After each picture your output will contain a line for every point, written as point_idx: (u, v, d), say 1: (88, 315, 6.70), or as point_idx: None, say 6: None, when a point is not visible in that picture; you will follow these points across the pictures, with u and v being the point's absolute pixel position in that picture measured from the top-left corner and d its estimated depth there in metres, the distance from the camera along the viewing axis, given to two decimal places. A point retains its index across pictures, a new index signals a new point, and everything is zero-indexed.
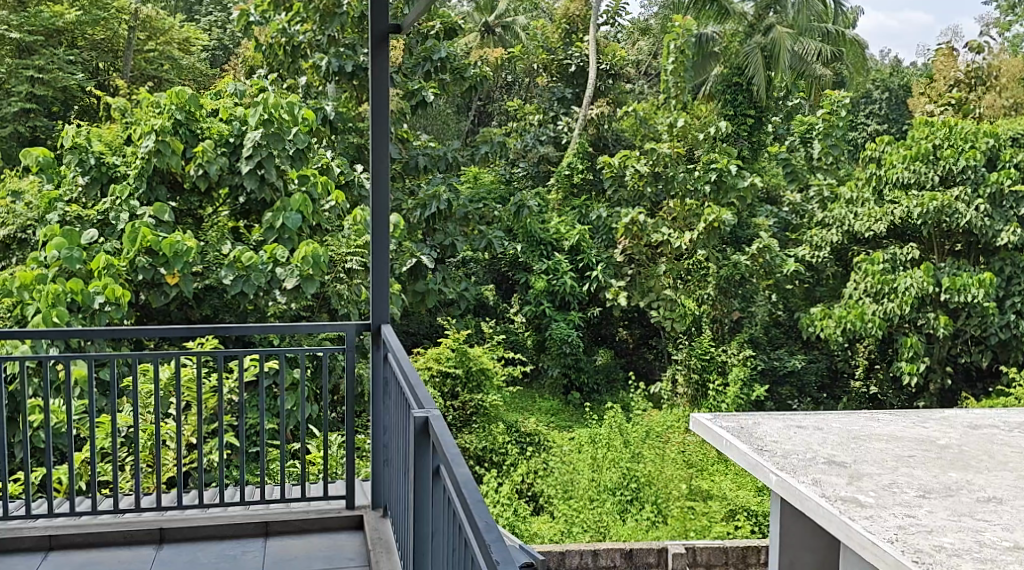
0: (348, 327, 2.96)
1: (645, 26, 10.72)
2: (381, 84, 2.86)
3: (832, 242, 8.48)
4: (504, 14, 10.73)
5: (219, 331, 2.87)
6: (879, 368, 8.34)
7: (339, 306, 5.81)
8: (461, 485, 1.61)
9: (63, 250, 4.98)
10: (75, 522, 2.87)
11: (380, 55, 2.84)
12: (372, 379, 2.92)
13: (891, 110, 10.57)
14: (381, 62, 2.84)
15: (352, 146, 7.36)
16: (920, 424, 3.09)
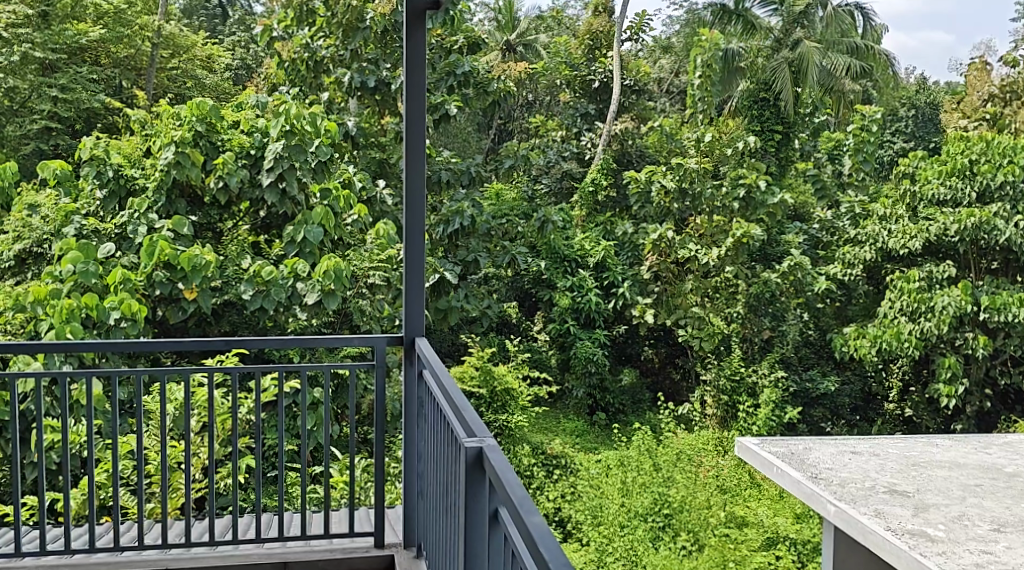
0: (378, 338, 2.80)
1: (668, 44, 10.18)
2: (417, 64, 2.74)
3: (865, 260, 8.22)
4: (525, 33, 10.53)
5: (237, 346, 2.71)
6: (914, 391, 8.13)
7: (361, 322, 5.63)
8: (536, 541, 1.53)
9: (78, 264, 4.84)
10: (68, 561, 2.69)
11: (415, 32, 2.73)
12: (405, 398, 2.78)
13: (917, 128, 9.74)
14: (416, 39, 2.74)
15: (374, 162, 7.25)
16: (983, 450, 2.92)
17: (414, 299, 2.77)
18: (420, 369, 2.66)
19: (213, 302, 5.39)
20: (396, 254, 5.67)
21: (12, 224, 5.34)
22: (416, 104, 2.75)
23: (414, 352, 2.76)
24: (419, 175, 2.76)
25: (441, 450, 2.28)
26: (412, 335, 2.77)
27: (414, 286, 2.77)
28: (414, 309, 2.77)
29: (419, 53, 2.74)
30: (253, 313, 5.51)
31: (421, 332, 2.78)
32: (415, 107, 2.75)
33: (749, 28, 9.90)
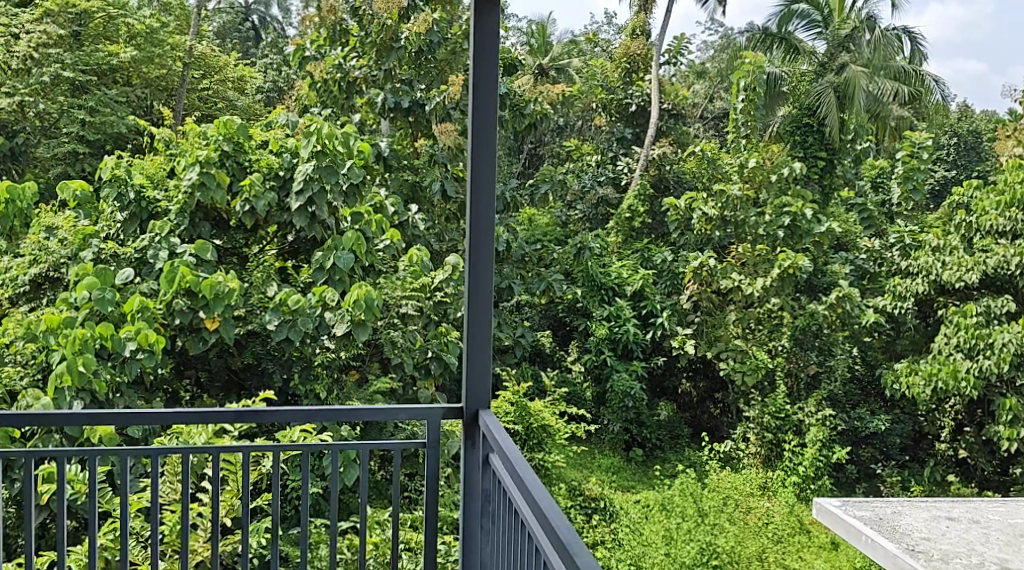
0: (431, 412, 2.69)
1: (703, 70, 9.22)
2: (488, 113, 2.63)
3: (917, 292, 7.91)
4: (558, 57, 9.10)
5: (249, 418, 2.59)
6: (968, 430, 7.77)
7: (392, 354, 5.32)
8: None
9: (95, 291, 4.67)
10: None
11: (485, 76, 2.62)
12: (463, 481, 2.70)
13: (960, 156, 8.65)
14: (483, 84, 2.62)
15: (406, 185, 6.77)
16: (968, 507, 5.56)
17: (476, 368, 2.66)
18: (487, 453, 2.58)
19: (237, 332, 5.16)
20: (430, 282, 5.40)
21: (28, 247, 5.10)
22: (485, 154, 2.63)
23: (475, 428, 2.66)
24: (487, 229, 2.65)
25: (528, 555, 2.22)
26: (475, 407, 2.67)
27: (477, 352, 2.65)
28: (477, 378, 2.66)
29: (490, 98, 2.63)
30: (278, 344, 5.27)
31: (483, 404, 2.67)
32: (483, 158, 2.63)
33: (792, 52, 9.55)
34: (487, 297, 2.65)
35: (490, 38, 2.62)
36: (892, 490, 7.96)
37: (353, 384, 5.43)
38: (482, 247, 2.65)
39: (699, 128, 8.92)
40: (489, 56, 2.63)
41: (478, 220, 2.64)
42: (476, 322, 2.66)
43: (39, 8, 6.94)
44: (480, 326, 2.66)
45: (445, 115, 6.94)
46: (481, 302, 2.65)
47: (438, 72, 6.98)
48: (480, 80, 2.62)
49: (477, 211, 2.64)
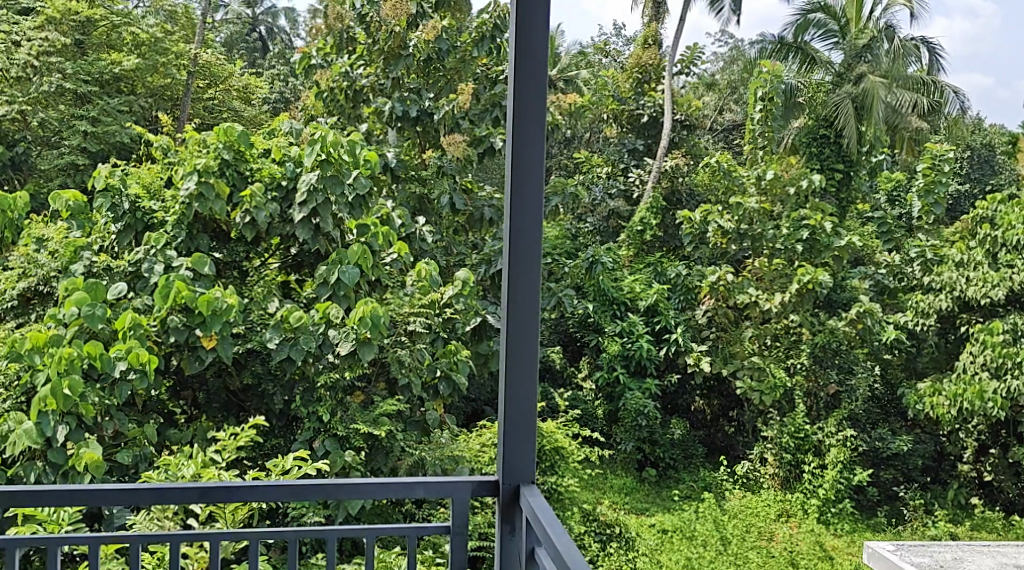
0: (461, 487, 2.52)
1: (712, 82, 8.90)
2: (534, 169, 2.47)
3: (941, 309, 7.52)
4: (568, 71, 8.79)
5: (215, 497, 2.43)
6: (992, 452, 7.22)
7: (399, 375, 5.06)
8: None
9: (84, 306, 4.45)
10: None
11: (529, 127, 2.46)
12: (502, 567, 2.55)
13: (974, 169, 7.86)
14: (527, 136, 2.45)
15: (414, 197, 6.67)
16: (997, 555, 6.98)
17: (518, 439, 2.49)
18: (531, 547, 2.44)
19: (236, 350, 4.97)
20: (439, 298, 5.21)
21: (17, 260, 4.92)
22: (527, 208, 2.46)
23: (515, 508, 2.51)
24: (532, 286, 2.48)
25: None
26: (516, 482, 2.51)
27: (518, 420, 2.48)
28: (520, 450, 2.50)
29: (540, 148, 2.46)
30: (278, 362, 5.03)
31: (527, 479, 2.50)
32: (529, 214, 2.47)
33: (807, 63, 8.78)
34: (531, 360, 2.49)
35: (535, 86, 2.46)
36: (914, 514, 7.58)
37: (358, 406, 5.13)
38: (523, 304, 2.48)
39: (709, 140, 8.53)
40: (534, 106, 2.47)
41: (518, 270, 2.46)
42: (518, 384, 2.49)
43: (41, 15, 6.78)
44: (522, 392, 2.48)
45: (454, 125, 6.73)
46: (525, 364, 2.48)
47: (447, 80, 6.77)
48: (522, 130, 2.46)
49: (516, 270, 2.47)
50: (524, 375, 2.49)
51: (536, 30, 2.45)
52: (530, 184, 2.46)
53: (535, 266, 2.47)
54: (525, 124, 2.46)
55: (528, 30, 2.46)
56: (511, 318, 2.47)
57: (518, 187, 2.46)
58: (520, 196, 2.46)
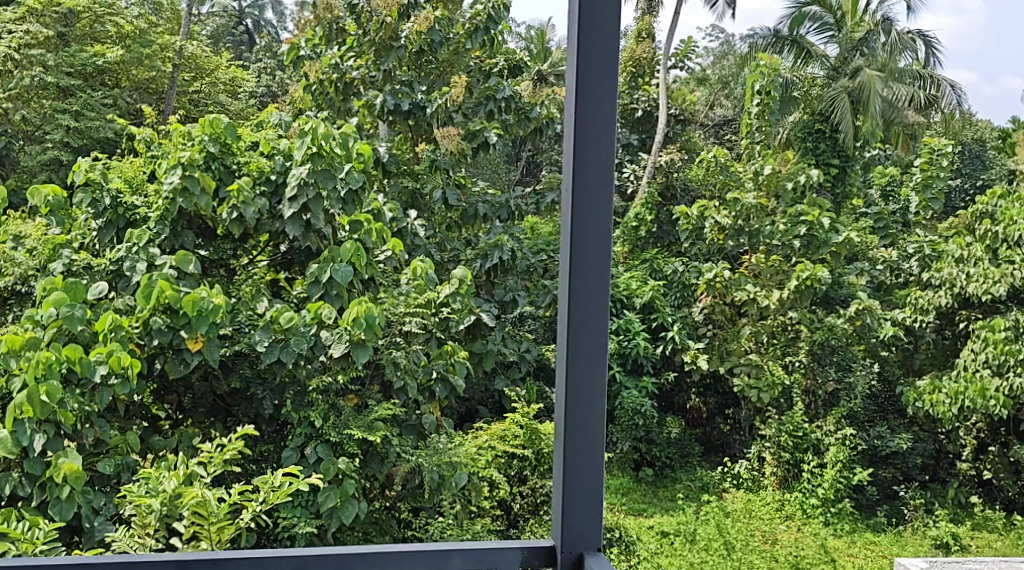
0: (511, 554, 2.58)
1: (706, 76, 8.14)
2: (597, 245, 2.58)
3: (941, 305, 7.36)
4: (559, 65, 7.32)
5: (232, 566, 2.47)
6: (991, 451, 7.23)
7: (395, 378, 4.91)
8: None
9: (62, 308, 4.29)
10: None
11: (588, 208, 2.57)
12: None
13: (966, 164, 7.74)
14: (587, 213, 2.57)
15: (407, 192, 6.47)
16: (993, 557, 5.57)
17: (580, 506, 2.59)
18: None
19: (223, 352, 4.77)
20: (435, 297, 5.06)
21: None
22: (589, 275, 2.57)
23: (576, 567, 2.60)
24: (593, 344, 2.59)
25: None
26: (576, 547, 2.60)
27: (580, 486, 2.59)
28: (583, 516, 2.59)
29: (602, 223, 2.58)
30: (268, 365, 4.85)
31: (587, 541, 2.60)
32: (589, 288, 2.57)
33: (803, 56, 8.15)
34: (595, 424, 2.59)
35: (595, 156, 2.58)
36: (914, 514, 7.44)
37: (351, 410, 4.96)
38: (585, 365, 2.58)
39: (700, 137, 8.05)
40: (594, 171, 2.58)
41: (580, 329, 2.57)
42: (577, 444, 2.59)
43: (21, 6, 6.58)
44: (583, 460, 2.58)
45: (447, 118, 6.58)
46: (588, 431, 2.58)
47: (439, 74, 6.60)
48: (583, 204, 2.57)
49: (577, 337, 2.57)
50: (585, 441, 2.59)
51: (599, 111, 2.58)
52: (591, 254, 2.57)
53: (598, 334, 2.58)
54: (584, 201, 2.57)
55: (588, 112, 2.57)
56: (572, 389, 2.59)
57: (577, 257, 2.57)
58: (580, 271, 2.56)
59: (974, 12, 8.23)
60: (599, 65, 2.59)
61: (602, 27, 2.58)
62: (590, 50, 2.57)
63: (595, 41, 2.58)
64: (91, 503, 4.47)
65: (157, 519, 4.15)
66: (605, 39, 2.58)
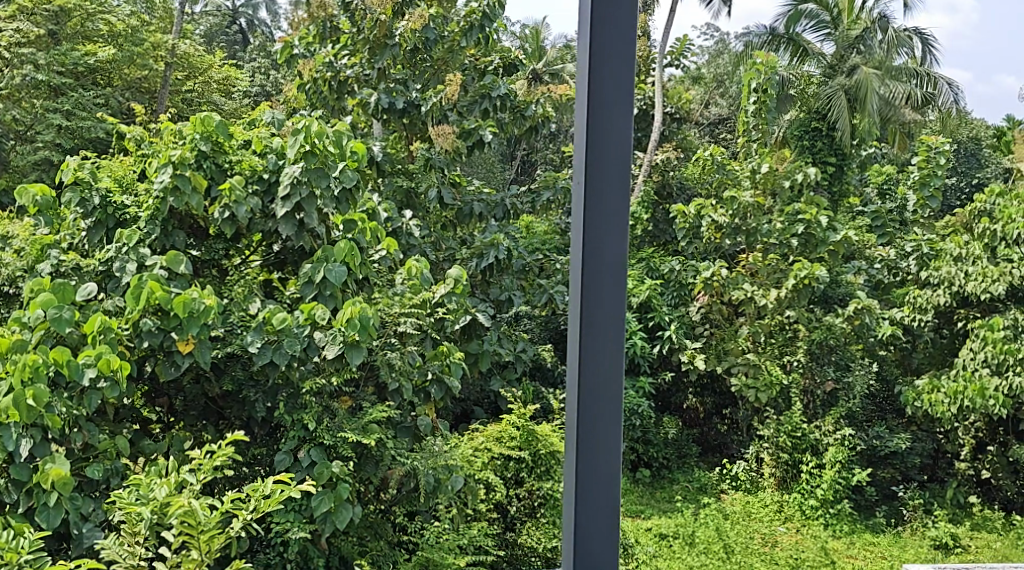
0: None
1: (704, 72, 7.39)
2: (604, 290, 4.41)
3: (938, 304, 7.39)
4: (551, 66, 6.77)
5: None
6: (991, 450, 7.30)
7: (390, 379, 4.93)
8: None
9: (51, 309, 4.31)
10: None
11: (597, 267, 4.40)
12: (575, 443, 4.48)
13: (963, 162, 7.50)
14: (597, 269, 4.40)
15: (401, 191, 6.46)
16: None
17: (590, 446, 4.45)
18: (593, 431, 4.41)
19: (215, 355, 4.66)
20: (430, 297, 5.05)
21: None
22: (601, 221, 4.40)
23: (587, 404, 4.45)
24: (603, 265, 4.40)
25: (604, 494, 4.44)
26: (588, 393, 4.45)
27: (591, 432, 4.45)
28: (591, 453, 4.45)
29: (610, 279, 4.40)
30: (261, 367, 4.76)
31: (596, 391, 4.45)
32: (600, 313, 4.41)
33: (799, 55, 7.37)
34: (603, 313, 4.42)
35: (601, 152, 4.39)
36: (913, 514, 7.30)
37: (346, 412, 4.90)
38: (596, 277, 4.41)
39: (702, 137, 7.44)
40: (601, 161, 4.39)
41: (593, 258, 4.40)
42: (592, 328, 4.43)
43: (12, 3, 5.85)
44: (594, 418, 4.45)
45: (442, 116, 6.60)
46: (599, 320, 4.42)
47: (433, 72, 6.60)
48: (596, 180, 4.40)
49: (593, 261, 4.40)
50: (594, 405, 4.45)
51: (605, 209, 4.39)
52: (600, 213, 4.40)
53: (607, 257, 4.41)
54: (595, 264, 4.40)
55: (599, 210, 4.39)
56: (590, 292, 4.42)
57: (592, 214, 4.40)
58: (592, 302, 4.40)
59: (968, 10, 7.55)
60: (606, 95, 4.39)
61: (608, 160, 4.38)
62: (600, 86, 4.37)
63: (603, 166, 4.38)
64: (79, 509, 4.41)
65: (147, 527, 4.15)
66: (608, 78, 4.38)
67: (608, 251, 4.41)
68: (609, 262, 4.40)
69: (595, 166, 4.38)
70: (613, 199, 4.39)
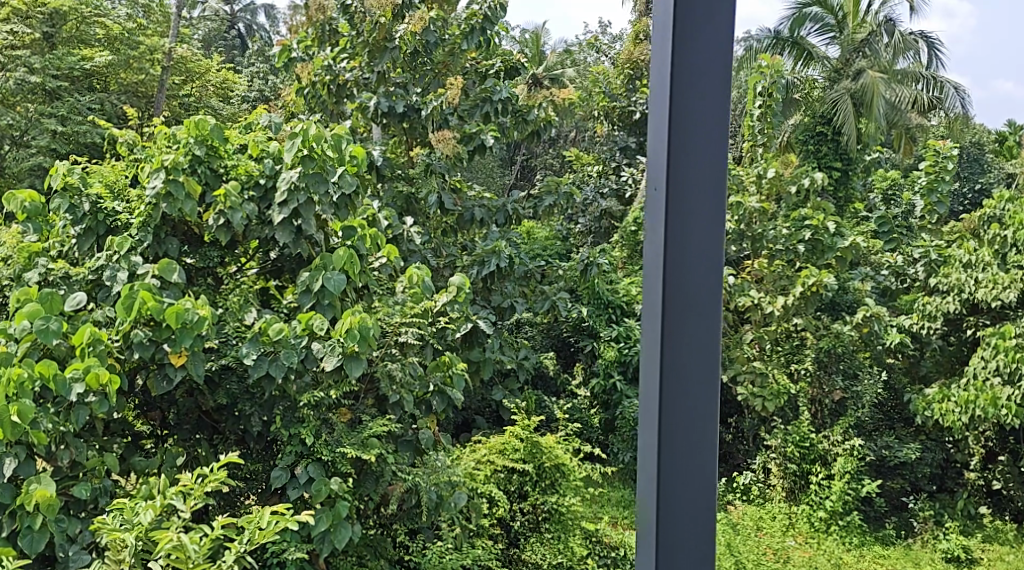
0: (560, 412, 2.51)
1: None
2: (704, 191, 2.36)
3: (949, 311, 7.02)
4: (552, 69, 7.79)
5: None
6: (1002, 460, 6.95)
7: (390, 392, 4.73)
8: None
9: (37, 320, 4.04)
10: None
11: (687, 234, 2.35)
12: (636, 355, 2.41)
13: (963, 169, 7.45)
14: (687, 240, 2.35)
15: (401, 196, 6.27)
16: None
17: (680, 490, 2.36)
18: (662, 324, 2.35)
19: (208, 367, 4.51)
20: (432, 306, 4.87)
21: None
22: None
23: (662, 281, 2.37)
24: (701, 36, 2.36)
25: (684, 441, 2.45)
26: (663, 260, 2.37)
27: (682, 457, 2.35)
28: (681, 501, 2.36)
29: (708, 222, 2.36)
30: (257, 381, 4.57)
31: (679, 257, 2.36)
32: (696, 224, 2.35)
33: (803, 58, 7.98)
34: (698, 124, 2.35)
35: None
36: (924, 526, 7.17)
37: (344, 426, 4.77)
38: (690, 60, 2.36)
39: None
40: None
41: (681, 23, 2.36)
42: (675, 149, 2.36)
43: (6, 7, 6.32)
44: (685, 482, 2.35)
45: (444, 121, 6.40)
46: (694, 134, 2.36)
47: (436, 75, 6.46)
48: None
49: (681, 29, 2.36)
50: (687, 496, 2.36)
51: (700, 127, 2.35)
52: None
53: (709, 27, 2.36)
54: (689, 126, 2.36)
55: (687, 126, 2.35)
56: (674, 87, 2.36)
57: None
58: (681, 216, 2.36)
59: (967, 14, 7.98)
60: None
61: None
62: None
63: None
64: (66, 529, 4.26)
65: (132, 554, 3.83)
66: None
67: (706, 206, 2.36)
68: (714, 133, 2.35)
69: (680, 48, 2.35)
70: (721, 16, 2.35)
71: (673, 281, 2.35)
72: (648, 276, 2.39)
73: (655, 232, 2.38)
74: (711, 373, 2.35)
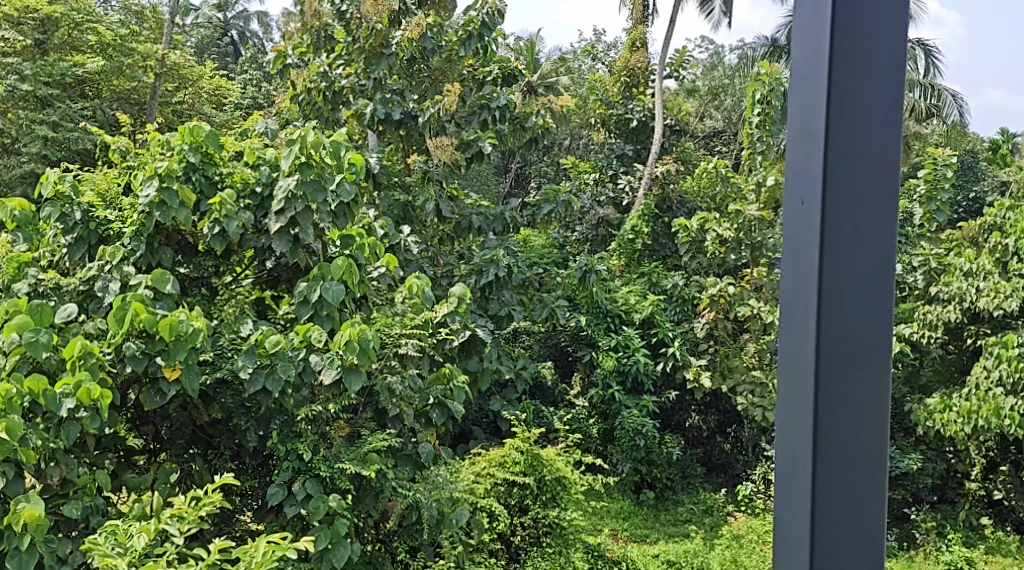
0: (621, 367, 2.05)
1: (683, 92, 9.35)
2: (875, 38, 1.67)
3: (949, 321, 6.88)
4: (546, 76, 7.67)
5: None
6: (1005, 470, 6.71)
7: (390, 405, 4.57)
8: None
9: (26, 333, 3.88)
10: None
11: (856, 176, 1.67)
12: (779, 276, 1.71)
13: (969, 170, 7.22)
14: (851, 147, 1.66)
15: (398, 205, 6.13)
16: None
17: (843, 458, 1.66)
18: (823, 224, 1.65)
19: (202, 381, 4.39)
20: (432, 317, 4.82)
21: None
22: None
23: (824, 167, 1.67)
24: None
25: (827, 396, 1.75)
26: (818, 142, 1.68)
27: (846, 416, 1.66)
28: (845, 473, 1.66)
29: (884, 80, 1.67)
30: (252, 395, 4.45)
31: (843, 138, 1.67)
32: (866, 85, 1.67)
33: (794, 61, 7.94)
34: None
35: None
36: (928, 538, 6.90)
37: (342, 440, 4.67)
38: None
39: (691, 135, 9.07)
40: None
41: None
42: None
43: None
44: (851, 448, 1.66)
45: (440, 128, 6.17)
46: None
47: (432, 82, 6.43)
48: None
49: None
50: (852, 546, 1.66)
51: (875, 32, 1.67)
52: None
53: None
54: None
55: None
56: None
57: None
58: (849, 69, 1.67)
59: None
60: None
61: None
62: None
63: None
64: None
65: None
66: None
67: (877, 134, 1.67)
68: None
69: None
70: None
71: (840, 145, 1.66)
72: (796, 199, 1.69)
73: (804, 177, 1.69)
74: (888, 295, 1.67)
